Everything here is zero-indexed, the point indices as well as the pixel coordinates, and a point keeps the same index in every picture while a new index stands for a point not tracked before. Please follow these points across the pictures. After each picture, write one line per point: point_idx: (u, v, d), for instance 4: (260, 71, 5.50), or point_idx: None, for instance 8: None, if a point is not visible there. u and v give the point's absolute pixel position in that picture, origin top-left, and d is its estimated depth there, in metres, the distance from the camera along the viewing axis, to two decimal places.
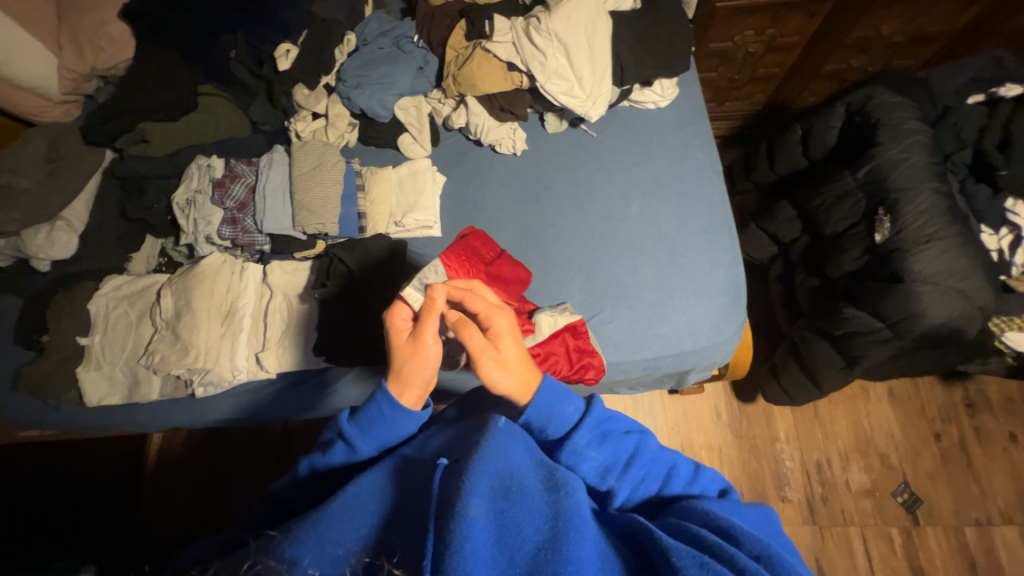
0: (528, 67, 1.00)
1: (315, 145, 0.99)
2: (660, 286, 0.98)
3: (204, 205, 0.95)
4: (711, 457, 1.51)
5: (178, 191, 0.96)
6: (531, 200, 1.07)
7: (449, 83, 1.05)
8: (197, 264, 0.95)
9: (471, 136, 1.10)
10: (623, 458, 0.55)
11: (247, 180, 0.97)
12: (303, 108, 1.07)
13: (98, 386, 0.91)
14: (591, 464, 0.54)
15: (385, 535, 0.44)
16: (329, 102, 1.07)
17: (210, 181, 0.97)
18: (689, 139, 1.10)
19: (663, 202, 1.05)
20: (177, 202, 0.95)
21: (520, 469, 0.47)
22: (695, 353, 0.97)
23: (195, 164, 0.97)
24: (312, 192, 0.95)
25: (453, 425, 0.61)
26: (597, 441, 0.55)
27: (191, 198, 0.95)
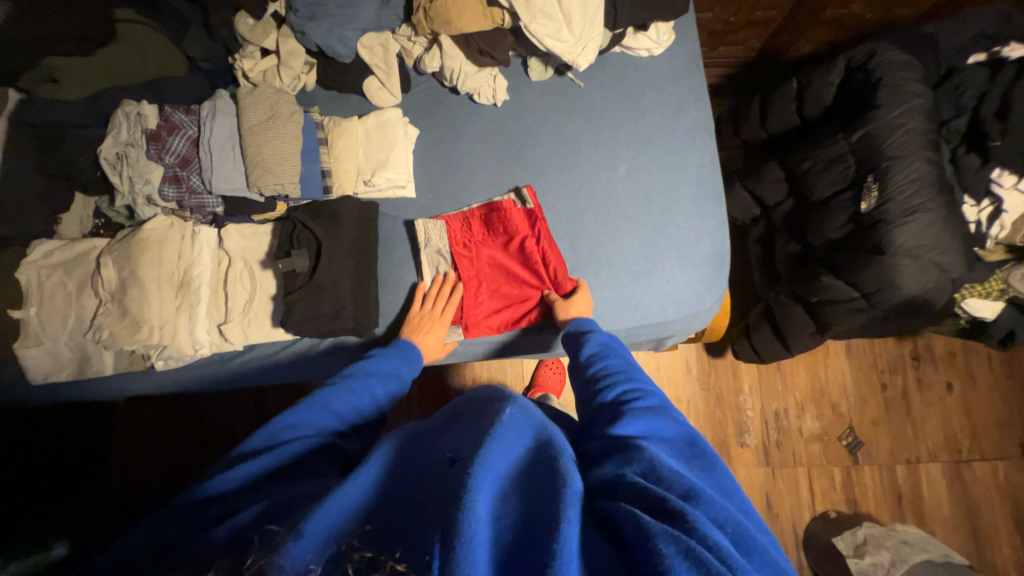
0: (511, 3, 0.86)
1: (265, 93, 0.86)
2: (644, 255, 0.95)
3: (139, 160, 0.83)
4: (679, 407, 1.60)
5: (106, 144, 0.82)
6: (512, 158, 0.99)
7: (420, 18, 0.91)
8: (140, 229, 0.84)
9: (446, 82, 0.99)
10: (609, 358, 0.69)
11: (188, 132, 0.85)
12: (249, 42, 0.91)
13: (43, 362, 0.84)
14: (592, 352, 0.71)
15: (385, 534, 0.41)
16: (280, 37, 0.92)
17: (143, 133, 0.84)
18: (684, 93, 1.02)
19: (651, 163, 0.99)
20: (106, 157, 0.82)
21: (522, 470, 0.46)
22: (676, 322, 0.96)
23: (122, 112, 0.83)
24: (270, 147, 0.84)
25: (450, 419, 0.56)
26: (619, 359, 0.69)
27: (122, 152, 0.82)
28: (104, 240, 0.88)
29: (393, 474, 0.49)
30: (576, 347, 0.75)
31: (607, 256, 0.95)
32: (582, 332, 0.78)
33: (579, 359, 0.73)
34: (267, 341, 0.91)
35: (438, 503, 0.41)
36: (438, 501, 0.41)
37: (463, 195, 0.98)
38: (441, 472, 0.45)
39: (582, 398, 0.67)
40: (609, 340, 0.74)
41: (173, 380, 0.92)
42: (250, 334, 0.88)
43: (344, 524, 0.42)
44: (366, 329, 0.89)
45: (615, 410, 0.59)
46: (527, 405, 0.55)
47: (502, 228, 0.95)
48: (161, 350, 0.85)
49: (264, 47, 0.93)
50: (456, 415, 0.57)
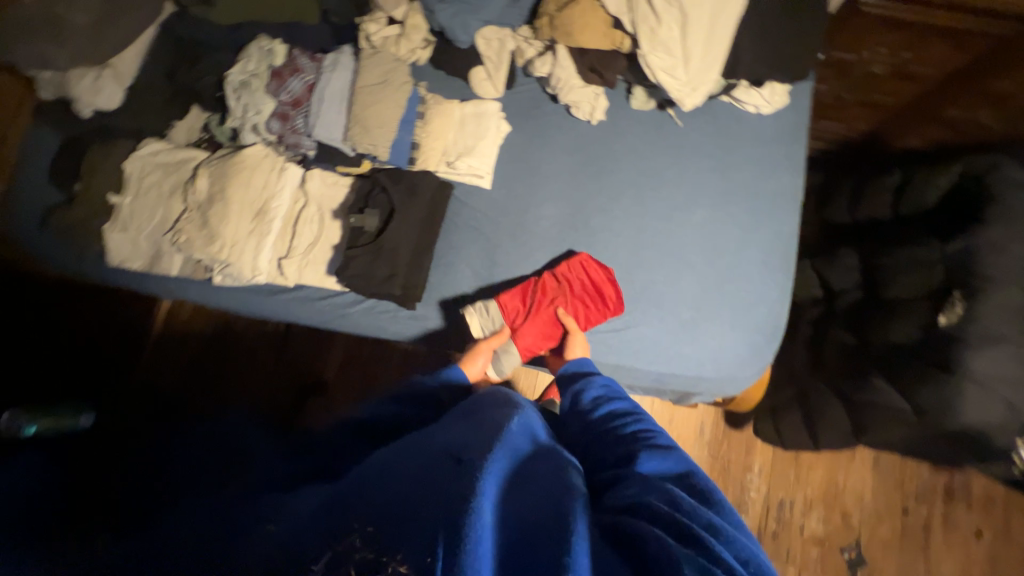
0: (635, 30, 0.88)
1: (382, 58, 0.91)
2: (697, 305, 0.92)
3: (257, 91, 0.89)
4: None
5: (234, 71, 0.89)
6: (592, 178, 1.00)
7: (543, 23, 0.94)
8: (239, 152, 0.90)
9: (549, 89, 1.01)
10: (614, 399, 0.71)
11: (307, 77, 0.90)
12: (380, 8, 0.96)
13: (122, 247, 0.91)
14: (592, 392, 0.72)
15: (380, 531, 0.39)
16: (408, 10, 0.97)
17: (268, 68, 0.91)
18: (780, 156, 1.00)
19: (729, 217, 0.96)
20: (230, 81, 0.89)
21: (524, 485, 0.46)
22: (710, 381, 0.93)
23: (256, 45, 0.91)
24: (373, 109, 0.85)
25: (449, 420, 0.57)
26: (624, 403, 0.70)
27: (246, 81, 0.89)
28: (204, 154, 0.95)
29: (383, 463, 0.48)
30: (568, 384, 0.75)
31: (659, 297, 0.93)
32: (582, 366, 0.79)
33: (578, 395, 0.73)
34: (317, 287, 0.95)
35: (442, 498, 0.40)
36: (438, 494, 0.41)
37: (534, 199, 0.99)
38: (443, 469, 0.44)
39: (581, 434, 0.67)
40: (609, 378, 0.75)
41: (225, 299, 0.97)
42: (304, 276, 0.93)
43: (348, 516, 0.40)
44: (410, 300, 0.91)
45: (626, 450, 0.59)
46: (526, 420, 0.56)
47: (552, 287, 0.92)
48: (224, 268, 0.90)
49: (391, 15, 0.98)
50: (462, 413, 0.58)
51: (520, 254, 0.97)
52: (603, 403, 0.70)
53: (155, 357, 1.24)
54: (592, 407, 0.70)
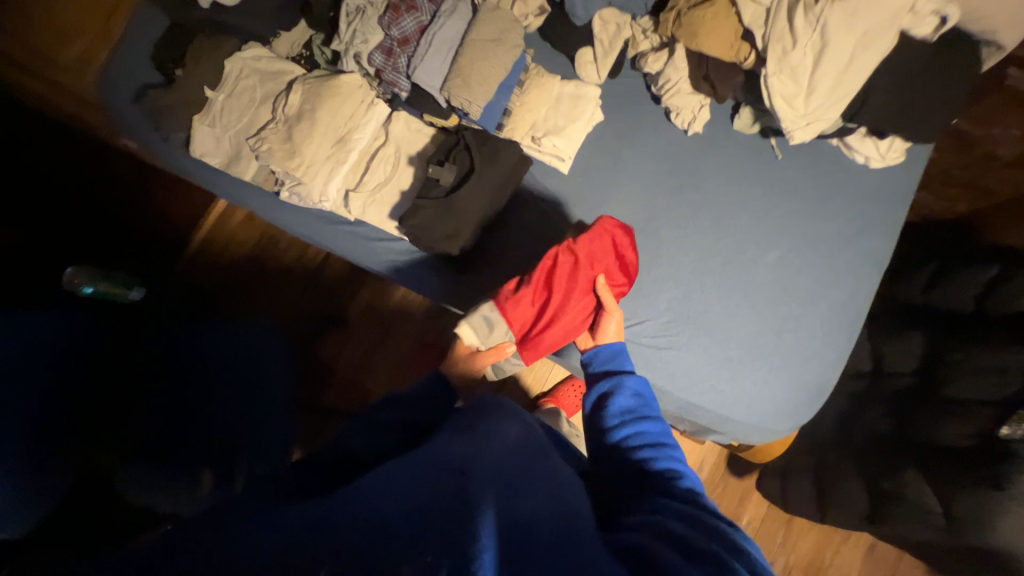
0: (764, 47, 0.83)
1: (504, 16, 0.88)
2: (747, 346, 0.90)
3: (370, 21, 0.84)
4: None
5: None
6: (672, 190, 0.97)
7: (668, 18, 0.91)
8: (336, 76, 0.90)
9: (653, 88, 0.97)
10: (632, 406, 0.73)
11: (421, 17, 0.82)
12: None
13: (205, 141, 0.93)
14: (621, 404, 0.73)
15: (372, 543, 0.36)
16: None
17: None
18: (877, 217, 0.93)
19: (804, 266, 0.92)
20: (347, 3, 0.84)
21: (529, 510, 0.44)
22: (737, 425, 0.90)
23: None
24: (476, 65, 0.82)
25: (458, 434, 0.58)
26: (645, 409, 0.73)
27: (362, 6, 0.83)
28: (300, 71, 0.96)
29: (384, 477, 0.48)
30: (595, 390, 0.77)
31: (711, 327, 0.90)
32: (613, 368, 0.79)
33: (599, 402, 0.76)
34: (376, 227, 0.96)
35: (441, 516, 0.39)
36: (439, 504, 0.40)
37: (608, 196, 0.97)
38: (444, 482, 0.44)
39: (603, 442, 0.72)
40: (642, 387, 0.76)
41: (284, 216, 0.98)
42: (366, 213, 0.93)
43: (336, 531, 0.38)
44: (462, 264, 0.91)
45: (646, 470, 0.65)
46: (526, 449, 0.56)
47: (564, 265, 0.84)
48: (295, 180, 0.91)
49: None
50: (467, 431, 0.59)
51: (568, 237, 0.93)
52: (623, 411, 0.73)
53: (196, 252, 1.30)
54: (620, 418, 0.72)
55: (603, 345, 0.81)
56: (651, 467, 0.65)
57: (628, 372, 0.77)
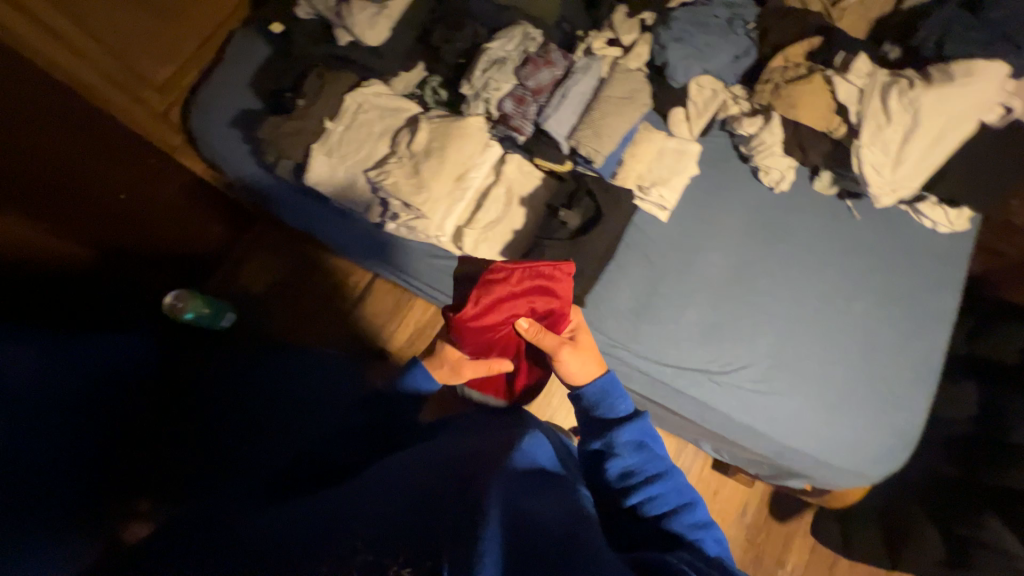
0: (859, 122, 0.93)
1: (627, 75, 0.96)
2: (843, 393, 0.94)
3: (507, 71, 0.90)
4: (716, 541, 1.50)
5: (495, 45, 0.90)
6: (761, 242, 1.03)
7: (765, 88, 1.01)
8: (461, 117, 0.93)
9: (744, 149, 1.06)
10: (625, 446, 0.70)
11: (557, 71, 0.90)
12: (613, 30, 1.07)
13: (320, 170, 0.93)
14: (621, 463, 0.69)
15: (396, 533, 0.42)
16: (638, 39, 1.07)
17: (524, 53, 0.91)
18: (945, 276, 1.02)
19: (886, 317, 0.99)
20: (487, 53, 0.90)
21: (532, 506, 0.49)
22: (835, 470, 0.93)
23: (521, 29, 0.91)
24: (607, 119, 0.88)
25: (452, 448, 0.61)
26: (635, 447, 0.70)
27: (501, 59, 0.90)
28: (417, 108, 0.97)
29: (388, 483, 0.53)
30: (593, 443, 0.72)
31: (809, 373, 0.94)
32: (601, 419, 0.73)
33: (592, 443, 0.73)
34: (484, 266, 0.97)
35: (437, 523, 0.44)
36: (441, 516, 0.44)
37: (703, 243, 1.02)
38: (444, 490, 0.48)
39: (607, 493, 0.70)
40: (640, 433, 0.71)
41: (378, 249, 1.00)
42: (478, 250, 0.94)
43: (349, 526, 0.44)
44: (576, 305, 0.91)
45: (652, 513, 0.65)
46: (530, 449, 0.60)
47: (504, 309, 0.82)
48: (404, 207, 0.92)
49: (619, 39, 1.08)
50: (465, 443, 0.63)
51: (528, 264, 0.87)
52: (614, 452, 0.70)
53: (241, 258, 1.36)
54: (625, 473, 0.68)
55: (590, 390, 0.75)
56: (661, 511, 0.65)
57: (620, 423, 0.71)
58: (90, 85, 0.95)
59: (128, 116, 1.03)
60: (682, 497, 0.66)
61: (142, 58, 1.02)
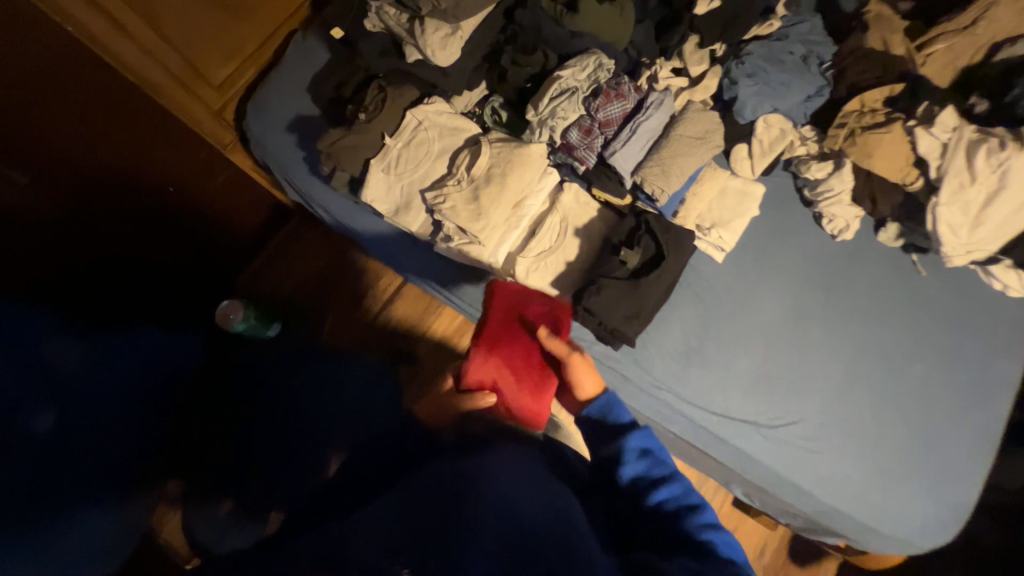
0: (939, 178, 0.89)
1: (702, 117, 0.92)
2: (898, 459, 0.90)
3: (577, 101, 0.87)
4: None
5: (566, 72, 0.86)
6: (821, 292, 0.99)
7: (840, 133, 0.96)
8: (524, 144, 0.90)
9: (808, 193, 1.02)
10: (630, 452, 0.70)
11: (628, 104, 0.87)
12: (681, 60, 1.04)
13: (377, 188, 0.92)
14: (629, 470, 0.69)
15: (401, 540, 0.45)
16: (708, 71, 1.04)
17: (594, 84, 0.88)
18: (1012, 341, 0.98)
19: (948, 382, 0.95)
20: (558, 81, 0.87)
21: (523, 510, 0.53)
22: (883, 538, 0.90)
23: (594, 57, 0.87)
24: (677, 159, 0.86)
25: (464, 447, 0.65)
26: (642, 456, 0.70)
27: (571, 88, 0.86)
28: (478, 130, 0.96)
29: (401, 486, 0.56)
30: (602, 448, 0.73)
31: (862, 435, 0.91)
32: (605, 425, 0.75)
33: (598, 449, 0.73)
34: None
35: (440, 525, 0.47)
36: (440, 519, 0.48)
37: (761, 288, 0.98)
38: (445, 492, 0.53)
39: (614, 497, 0.70)
40: (646, 441, 0.72)
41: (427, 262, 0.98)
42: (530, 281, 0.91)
43: (370, 531, 0.48)
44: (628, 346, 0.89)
45: (658, 513, 0.65)
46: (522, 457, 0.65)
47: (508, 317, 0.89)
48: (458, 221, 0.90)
49: (686, 69, 1.05)
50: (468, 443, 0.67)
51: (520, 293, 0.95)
52: (619, 458, 0.70)
53: (273, 256, 1.35)
54: (632, 477, 0.69)
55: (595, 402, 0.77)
56: (666, 513, 0.65)
57: (628, 430, 0.72)
58: (148, 74, 0.94)
59: (186, 111, 1.04)
60: (688, 498, 0.66)
61: (209, 59, 1.03)
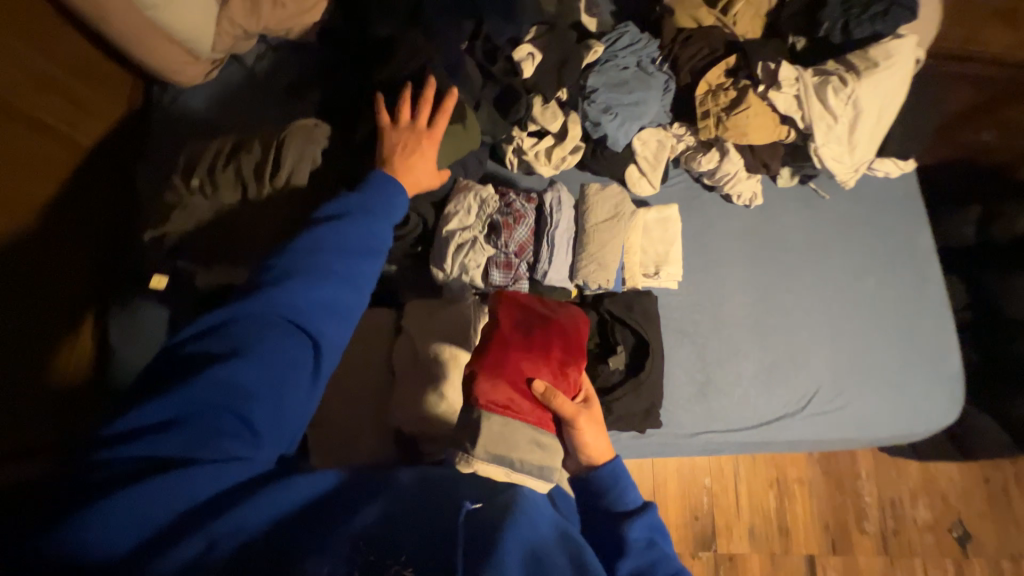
0: (809, 127, 0.93)
1: (610, 194, 0.93)
2: (897, 369, 1.00)
3: (482, 248, 0.82)
4: (800, 488, 1.45)
5: (453, 226, 0.82)
6: (766, 260, 1.04)
7: (710, 123, 0.97)
8: (456, 312, 0.78)
9: (707, 180, 1.04)
10: (631, 540, 0.56)
11: (530, 222, 0.84)
12: (538, 123, 0.97)
13: (326, 446, 0.74)
14: (630, 565, 0.55)
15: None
16: (568, 121, 0.98)
17: (486, 219, 0.83)
18: (916, 214, 1.09)
19: (894, 280, 1.05)
20: (453, 241, 0.81)
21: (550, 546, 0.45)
22: (918, 436, 1.00)
23: (472, 197, 0.82)
24: (605, 248, 0.84)
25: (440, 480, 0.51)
26: (646, 539, 0.56)
27: (470, 241, 0.81)
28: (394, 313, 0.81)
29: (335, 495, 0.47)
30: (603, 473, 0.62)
31: (864, 368, 0.99)
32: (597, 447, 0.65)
33: (594, 530, 0.59)
34: None
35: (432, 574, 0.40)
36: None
37: (719, 288, 1.01)
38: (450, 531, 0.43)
39: (597, 538, 0.58)
40: (651, 526, 0.58)
41: (406, 382, 0.76)
42: None
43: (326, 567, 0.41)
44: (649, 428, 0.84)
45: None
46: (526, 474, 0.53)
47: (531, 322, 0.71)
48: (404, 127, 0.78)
49: (545, 127, 0.99)
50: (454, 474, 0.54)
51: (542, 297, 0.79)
52: (620, 548, 0.56)
53: None
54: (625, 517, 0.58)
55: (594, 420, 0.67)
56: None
57: (636, 496, 0.60)
58: None
59: None
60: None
61: None
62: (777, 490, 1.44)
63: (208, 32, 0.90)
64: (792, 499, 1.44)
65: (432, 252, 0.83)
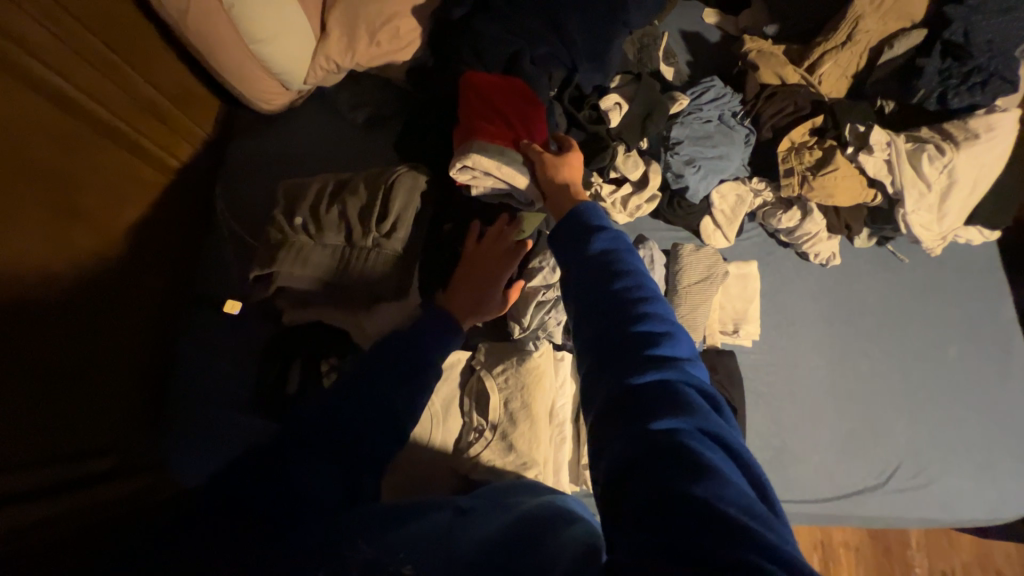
0: (898, 192, 0.92)
1: (702, 252, 0.94)
2: (982, 446, 0.95)
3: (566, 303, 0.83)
4: (846, 554, 1.37)
5: (536, 280, 0.81)
6: (844, 322, 1.00)
7: (795, 181, 0.96)
8: (529, 360, 0.82)
9: (785, 238, 1.02)
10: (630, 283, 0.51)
11: None
12: (619, 171, 0.95)
13: (397, 478, 0.77)
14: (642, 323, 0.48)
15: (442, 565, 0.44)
16: (647, 170, 0.96)
17: None
18: (998, 283, 1.06)
19: (976, 351, 1.01)
20: (537, 295, 0.80)
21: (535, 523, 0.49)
22: (1003, 518, 0.95)
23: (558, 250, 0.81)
24: (696, 308, 0.89)
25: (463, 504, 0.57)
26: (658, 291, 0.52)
27: (555, 296, 0.81)
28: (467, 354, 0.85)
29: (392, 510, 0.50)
30: (591, 253, 0.55)
31: (947, 442, 0.94)
32: (594, 278, 0.53)
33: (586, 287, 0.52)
34: None
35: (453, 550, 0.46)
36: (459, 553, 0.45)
37: (794, 348, 0.98)
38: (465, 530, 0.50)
39: (589, 340, 0.50)
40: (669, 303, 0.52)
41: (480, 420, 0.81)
42: None
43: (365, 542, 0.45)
44: None
45: (635, 366, 0.45)
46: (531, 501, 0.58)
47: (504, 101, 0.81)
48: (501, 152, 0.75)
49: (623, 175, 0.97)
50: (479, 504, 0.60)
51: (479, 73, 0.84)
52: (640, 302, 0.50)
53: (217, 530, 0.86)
54: (616, 304, 0.50)
55: (569, 231, 0.59)
56: (679, 409, 0.42)
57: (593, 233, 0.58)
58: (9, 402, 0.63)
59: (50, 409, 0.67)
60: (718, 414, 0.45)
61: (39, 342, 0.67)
62: (822, 552, 1.35)
63: (300, 63, 0.90)
64: (836, 563, 1.35)
65: (510, 302, 0.84)
